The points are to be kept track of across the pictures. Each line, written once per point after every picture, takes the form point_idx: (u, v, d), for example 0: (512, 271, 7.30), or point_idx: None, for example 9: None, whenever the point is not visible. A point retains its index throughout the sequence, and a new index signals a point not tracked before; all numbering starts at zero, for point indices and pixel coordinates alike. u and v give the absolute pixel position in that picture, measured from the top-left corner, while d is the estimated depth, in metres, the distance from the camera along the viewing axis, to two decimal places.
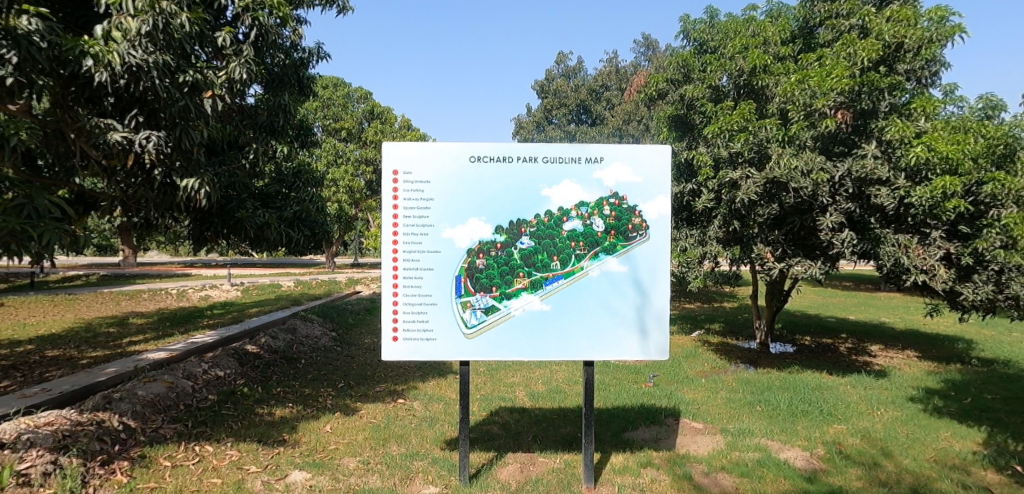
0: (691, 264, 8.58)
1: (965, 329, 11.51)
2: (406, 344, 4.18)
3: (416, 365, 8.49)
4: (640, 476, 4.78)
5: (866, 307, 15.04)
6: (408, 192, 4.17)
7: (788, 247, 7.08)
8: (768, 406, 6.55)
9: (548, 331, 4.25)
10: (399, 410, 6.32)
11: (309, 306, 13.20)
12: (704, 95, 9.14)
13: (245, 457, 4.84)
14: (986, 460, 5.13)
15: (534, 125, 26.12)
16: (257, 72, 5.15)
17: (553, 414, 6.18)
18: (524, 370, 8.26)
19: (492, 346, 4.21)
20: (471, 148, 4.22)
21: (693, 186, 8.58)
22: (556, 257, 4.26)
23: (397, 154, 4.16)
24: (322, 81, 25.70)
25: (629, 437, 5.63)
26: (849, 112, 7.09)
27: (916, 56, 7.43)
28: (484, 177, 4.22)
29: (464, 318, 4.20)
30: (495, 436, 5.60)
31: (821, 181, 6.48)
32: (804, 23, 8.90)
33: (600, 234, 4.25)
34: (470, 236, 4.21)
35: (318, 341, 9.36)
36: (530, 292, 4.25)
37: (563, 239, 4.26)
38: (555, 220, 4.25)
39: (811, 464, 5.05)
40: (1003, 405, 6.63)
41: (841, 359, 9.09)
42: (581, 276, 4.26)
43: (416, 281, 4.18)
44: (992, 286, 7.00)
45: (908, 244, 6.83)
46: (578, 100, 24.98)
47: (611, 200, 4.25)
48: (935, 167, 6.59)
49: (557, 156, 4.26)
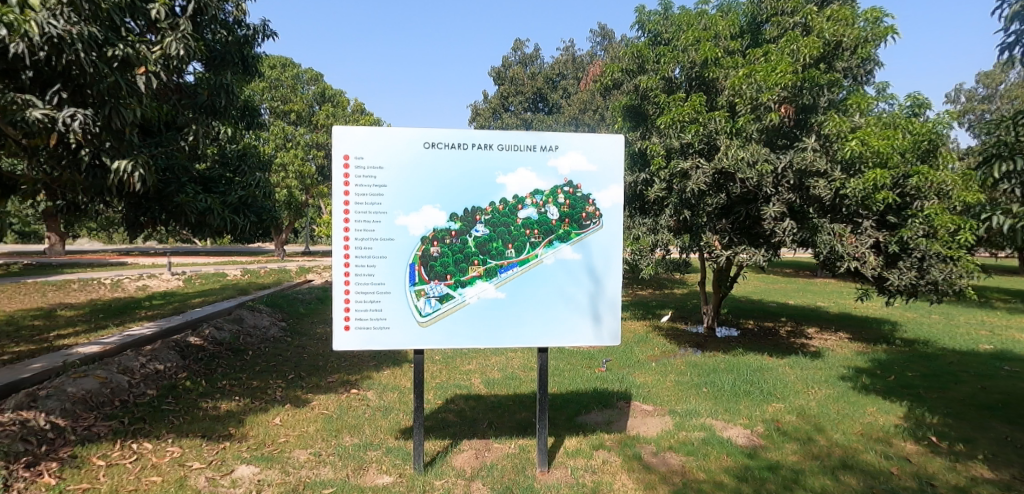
0: (643, 252, 8.74)
1: (890, 312, 12.33)
2: (358, 334, 4.20)
3: (370, 354, 8.50)
4: (593, 459, 4.98)
5: (803, 292, 15.86)
6: (360, 178, 4.18)
7: (735, 235, 7.51)
8: (713, 388, 6.87)
9: (504, 319, 4.36)
10: (353, 400, 6.33)
11: (255, 296, 12.86)
12: (658, 86, 9.28)
13: (188, 454, 4.78)
14: (906, 433, 5.56)
15: (490, 112, 26.05)
16: (196, 48, 5.06)
17: (509, 400, 6.33)
18: (480, 357, 8.36)
19: (446, 335, 4.30)
20: (425, 134, 4.26)
21: (646, 176, 8.83)
22: (510, 245, 4.36)
23: (349, 137, 4.15)
24: (269, 61, 24.89)
25: (583, 420, 5.84)
26: (792, 106, 7.43)
27: (852, 55, 7.89)
28: (438, 162, 4.27)
29: (418, 307, 4.26)
30: (451, 423, 5.71)
31: (765, 173, 6.90)
32: (752, 19, 9.31)
33: (554, 222, 4.37)
34: (424, 224, 4.26)
35: (266, 332, 9.23)
36: (484, 280, 4.35)
37: (518, 227, 4.36)
38: (510, 208, 4.35)
39: (752, 441, 5.38)
40: (923, 381, 7.16)
41: (781, 341, 9.60)
42: (535, 263, 4.38)
43: (368, 269, 4.20)
44: (915, 272, 7.41)
45: (842, 233, 7.19)
46: (534, 88, 24.99)
47: (565, 189, 4.38)
48: (868, 160, 7.01)
49: (512, 144, 4.35)
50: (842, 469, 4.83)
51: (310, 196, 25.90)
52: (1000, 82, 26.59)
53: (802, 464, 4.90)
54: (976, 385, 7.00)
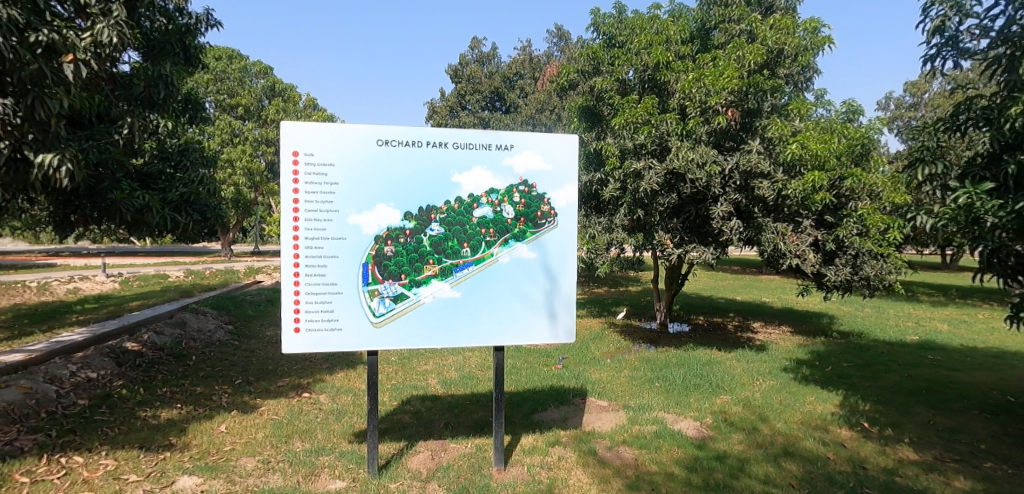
0: (598, 250, 8.93)
1: (829, 306, 13.01)
2: (308, 336, 4.18)
3: (324, 357, 8.42)
4: (548, 455, 5.10)
5: (750, 288, 16.53)
6: (310, 175, 4.15)
7: (685, 234, 7.84)
8: (665, 382, 7.11)
9: (460, 318, 4.43)
10: (304, 404, 6.28)
11: (201, 298, 12.48)
12: (612, 87, 9.47)
13: (124, 466, 4.66)
14: (841, 419, 5.91)
15: (447, 110, 25.98)
16: (130, 36, 4.91)
17: (465, 400, 6.41)
18: (437, 357, 8.39)
19: (401, 335, 4.34)
20: (378, 131, 4.27)
21: (601, 175, 9.06)
22: (466, 244, 4.44)
23: (297, 134, 4.12)
24: (214, 53, 24.11)
25: (539, 418, 5.97)
26: (737, 110, 7.84)
27: (794, 62, 8.29)
28: (391, 160, 4.30)
29: (372, 307, 4.28)
30: (407, 425, 5.73)
31: (714, 174, 7.20)
32: (702, 25, 9.68)
33: (510, 221, 4.47)
34: (377, 222, 4.28)
35: (211, 336, 9.00)
36: (439, 279, 4.41)
37: (474, 226, 4.44)
38: (465, 207, 4.42)
39: (701, 432, 5.61)
40: (856, 370, 7.61)
41: (729, 336, 10.01)
42: (491, 262, 4.47)
43: (319, 269, 4.19)
44: (850, 268, 7.87)
45: (785, 232, 7.56)
46: (491, 87, 25.01)
47: (521, 188, 4.49)
48: (807, 163, 7.37)
49: (467, 142, 4.42)
50: (784, 456, 5.11)
51: (259, 194, 25.24)
52: (924, 91, 27.73)
53: (747, 453, 5.16)
54: (903, 373, 7.48)
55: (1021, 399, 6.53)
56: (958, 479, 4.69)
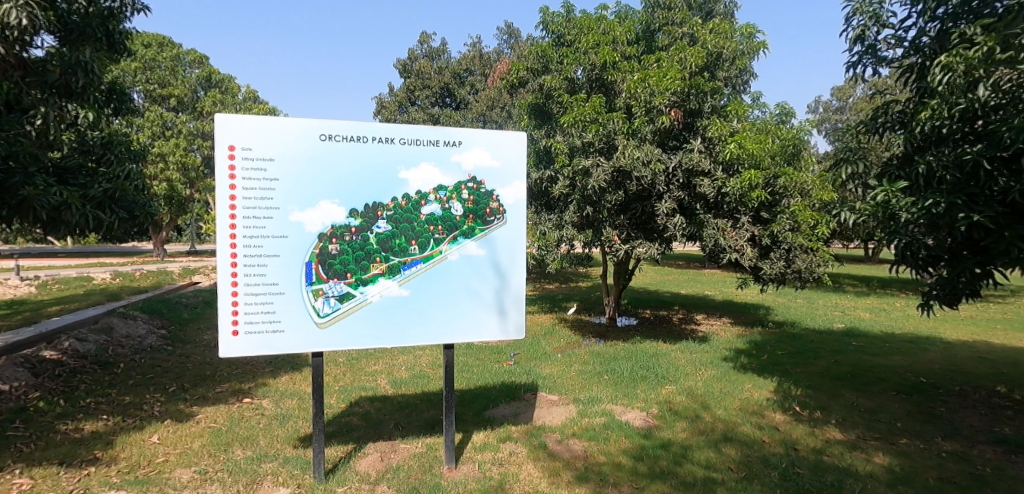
0: (549, 248, 8.91)
1: (765, 298, 13.67)
2: (247, 339, 4.09)
3: (266, 360, 8.24)
4: (500, 451, 5.19)
5: (694, 282, 17.15)
6: (248, 170, 4.06)
7: (632, 230, 8.10)
8: (614, 375, 7.33)
9: (409, 317, 4.45)
10: (245, 411, 6.16)
11: (131, 302, 11.94)
12: (561, 86, 9.61)
13: (42, 484, 4.48)
14: (775, 404, 6.27)
15: (396, 105, 25.67)
16: (42, 19, 4.76)
17: (416, 399, 6.43)
18: (387, 357, 8.35)
19: (348, 335, 4.32)
20: (321, 126, 4.24)
21: (551, 173, 9.22)
22: (414, 241, 4.47)
23: (233, 128, 4.02)
24: (142, 40, 22.95)
25: (491, 414, 6.05)
26: (680, 110, 8.13)
27: (732, 65, 8.71)
28: (335, 156, 4.27)
29: (316, 308, 4.24)
30: (355, 427, 5.71)
31: (658, 172, 7.51)
32: (647, 27, 9.96)
33: (458, 218, 4.54)
34: (321, 219, 4.24)
35: (142, 341, 8.67)
36: (387, 278, 4.41)
37: (422, 223, 4.47)
38: (413, 204, 4.45)
39: (647, 422, 5.84)
40: (789, 358, 8.08)
41: (673, 328, 10.41)
42: (440, 259, 4.51)
43: (258, 269, 4.09)
44: (784, 262, 8.32)
45: (725, 228, 7.92)
46: (441, 82, 24.66)
47: (469, 185, 4.56)
48: (744, 162, 7.72)
49: (414, 138, 4.45)
50: (723, 441, 5.38)
51: (196, 191, 24.26)
52: (849, 95, 29.39)
53: (690, 440, 5.41)
54: (831, 359, 7.98)
55: (932, 380, 7.10)
56: (878, 455, 5.08)
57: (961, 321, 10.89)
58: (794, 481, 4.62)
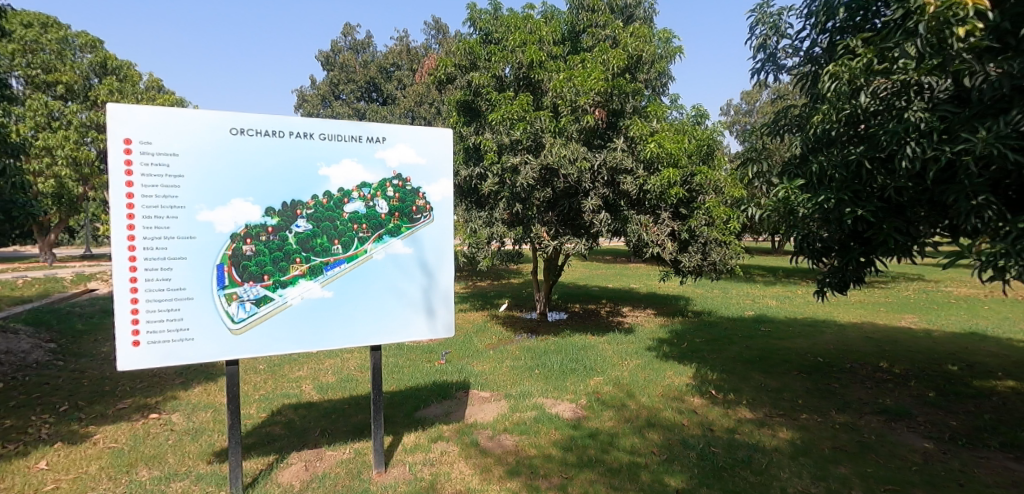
0: (479, 245, 8.98)
1: (685, 289, 14.40)
2: (150, 349, 3.87)
3: (175, 372, 7.86)
4: (431, 451, 5.22)
5: (620, 276, 17.79)
6: (147, 166, 3.84)
7: (559, 226, 8.41)
8: (544, 369, 7.54)
9: (333, 319, 4.36)
10: (151, 427, 5.87)
11: (16, 312, 10.97)
12: (489, 83, 9.64)
13: None
14: (694, 389, 6.67)
15: (319, 99, 25.07)
16: None
17: (344, 404, 6.35)
18: (312, 361, 8.17)
19: (267, 340, 4.19)
20: (232, 119, 4.08)
21: (480, 170, 9.25)
22: (336, 241, 4.38)
23: (130, 120, 3.80)
24: (22, 19, 20.91)
25: (421, 415, 6.07)
26: (604, 110, 8.41)
27: (651, 68, 9.18)
28: (248, 151, 4.11)
29: (229, 313, 4.08)
30: (277, 437, 5.56)
31: (584, 170, 7.75)
32: (572, 28, 10.21)
33: (383, 216, 4.51)
34: (233, 219, 4.07)
35: (28, 358, 8.04)
36: (308, 279, 4.30)
37: (344, 222, 4.39)
38: (335, 202, 4.37)
39: (576, 413, 6.06)
40: (706, 344, 8.59)
41: (601, 320, 10.81)
42: (365, 259, 4.46)
43: (162, 273, 3.89)
44: (700, 255, 8.83)
45: (647, 223, 8.30)
46: (367, 77, 24.49)
47: (394, 182, 4.54)
48: (664, 161, 8.10)
49: (334, 133, 4.37)
50: (647, 427, 5.68)
51: (95, 189, 22.55)
52: (756, 101, 31.24)
53: (616, 428, 5.67)
54: (743, 345, 8.54)
55: (828, 359, 7.77)
56: (782, 430, 5.53)
57: (852, 306, 11.95)
58: (709, 460, 4.95)
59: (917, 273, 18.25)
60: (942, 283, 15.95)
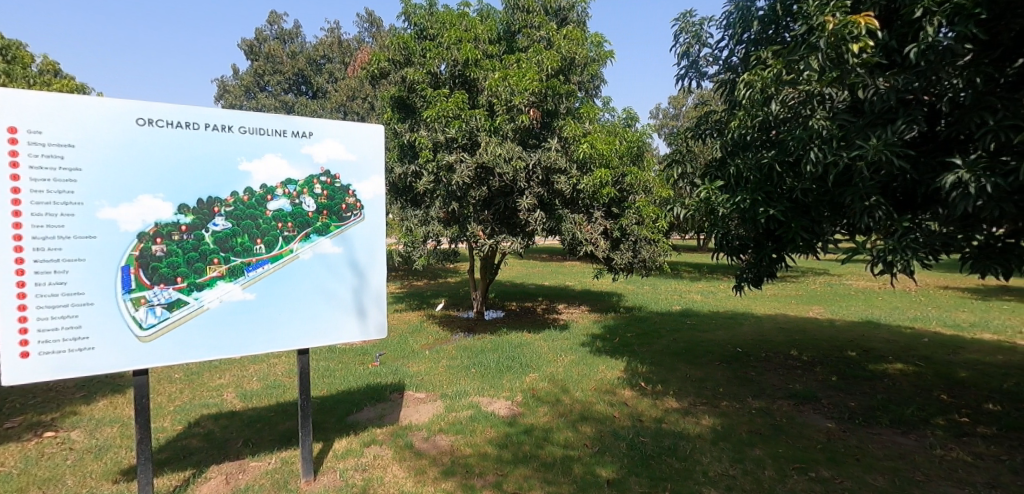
0: (416, 244, 9.04)
1: (617, 286, 14.84)
2: (42, 360, 3.56)
3: (77, 384, 7.35)
4: (363, 456, 5.16)
5: (555, 274, 18.10)
6: (36, 158, 3.53)
7: (495, 225, 8.48)
8: (481, 367, 7.60)
9: (257, 322, 4.21)
10: (47, 447, 5.49)
11: None
12: (424, 79, 9.49)
13: None
14: (625, 382, 6.91)
15: (242, 91, 24.27)
16: None
17: (269, 412, 6.16)
18: (235, 368, 7.87)
19: (183, 345, 3.98)
20: (139, 108, 3.83)
21: (416, 168, 9.18)
22: (259, 240, 4.23)
23: (14, 107, 3.46)
24: None
25: (354, 419, 5.98)
26: (538, 110, 8.56)
27: (584, 71, 9.42)
28: (157, 143, 3.89)
29: (138, 319, 3.84)
30: (195, 450, 5.31)
31: (519, 169, 7.89)
32: (507, 27, 10.33)
33: (311, 214, 4.40)
34: (141, 217, 3.83)
35: None
36: (227, 281, 4.12)
37: (268, 220, 4.25)
38: (257, 199, 4.22)
39: (512, 410, 6.16)
40: (636, 339, 8.92)
41: (537, 318, 10.99)
42: (291, 259, 4.34)
43: (56, 276, 3.58)
44: (631, 253, 9.16)
45: (580, 222, 8.52)
46: (295, 68, 23.74)
47: (322, 179, 4.45)
48: (596, 161, 8.33)
49: (256, 127, 4.22)
50: (580, 421, 5.85)
51: None
52: (682, 105, 32.44)
53: (551, 423, 5.80)
54: (670, 338, 8.91)
55: (746, 349, 8.23)
56: (705, 417, 5.83)
57: (768, 298, 12.70)
58: (639, 449, 5.16)
59: (824, 269, 19.57)
60: (846, 276, 17.24)
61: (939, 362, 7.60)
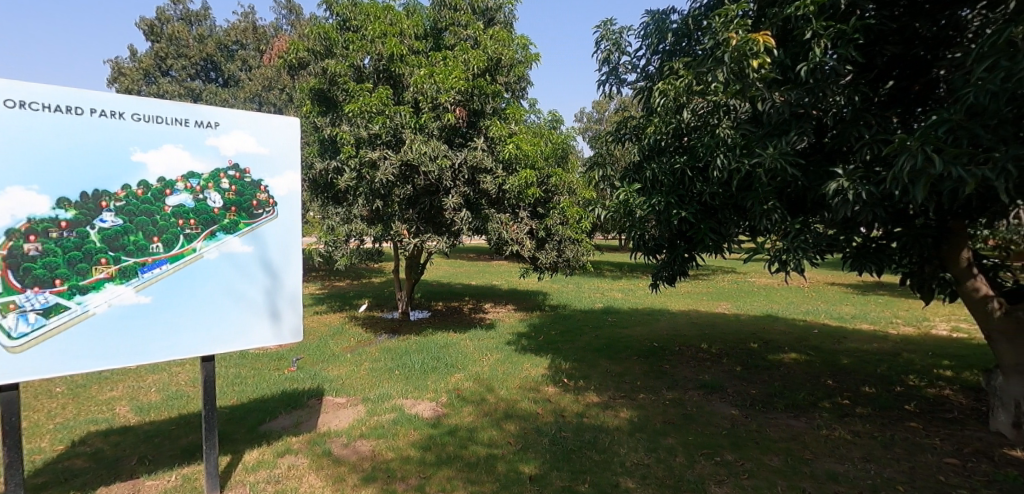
0: (338, 243, 8.78)
1: (542, 284, 15.06)
2: None
3: None
4: (276, 467, 4.96)
5: (481, 273, 18.13)
6: None
7: (420, 224, 8.40)
8: (404, 369, 7.50)
9: (155, 327, 3.95)
10: None
11: None
12: (346, 73, 9.22)
13: None
14: (548, 379, 7.03)
15: (139, 74, 21.22)
16: None
17: (170, 425, 5.80)
18: (130, 379, 7.35)
19: (66, 354, 3.66)
20: (11, 88, 3.47)
21: (337, 164, 8.91)
22: (156, 239, 3.97)
23: None
24: None
25: (267, 428, 5.74)
26: (464, 109, 8.52)
27: (510, 72, 9.48)
28: (33, 129, 3.54)
29: (8, 326, 3.48)
30: (81, 471, 4.92)
31: (445, 167, 7.82)
32: (434, 24, 10.22)
33: (216, 211, 4.18)
34: (12, 211, 3.47)
35: None
36: (118, 283, 3.84)
37: (166, 216, 3.99)
38: (153, 194, 3.95)
39: (436, 411, 6.11)
40: (560, 336, 9.10)
41: (463, 317, 10.97)
42: (193, 258, 4.09)
43: None
44: (556, 252, 9.33)
45: (506, 221, 8.55)
46: (202, 53, 22.03)
47: (230, 173, 4.24)
48: (521, 162, 8.34)
49: (154, 115, 3.95)
50: (505, 419, 5.89)
51: None
52: (605, 110, 33.33)
53: (475, 422, 5.81)
54: (592, 335, 9.15)
55: (662, 344, 8.58)
56: (623, 410, 6.03)
57: (683, 295, 13.30)
58: (561, 444, 5.25)
59: (731, 267, 20.77)
60: (749, 274, 18.36)
61: (826, 350, 8.24)
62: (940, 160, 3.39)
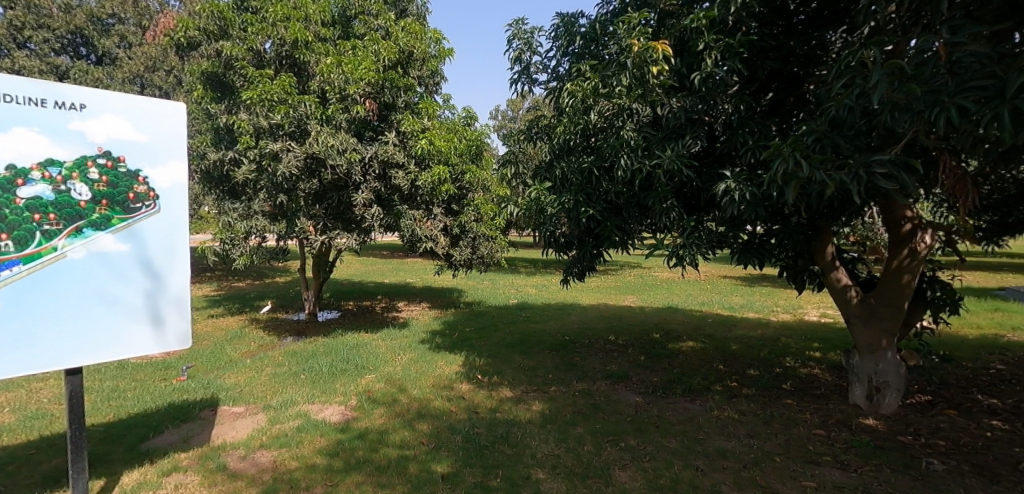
0: (236, 240, 8.16)
1: (458, 281, 14.94)
2: None
3: None
4: (162, 487, 4.56)
5: (395, 271, 17.71)
6: None
7: (328, 220, 8.05)
8: (311, 372, 7.16)
9: (7, 337, 3.51)
10: None
11: None
12: (244, 56, 8.65)
13: None
14: (462, 376, 6.96)
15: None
16: None
17: (27, 450, 5.19)
18: None
19: None
20: None
21: (234, 154, 8.35)
22: (5, 236, 3.50)
23: None
24: None
25: (150, 446, 5.27)
26: (374, 102, 8.26)
27: (423, 66, 9.26)
28: None
29: None
30: None
31: (354, 161, 7.58)
32: (343, 10, 9.58)
33: (82, 204, 3.75)
34: None
35: None
36: None
37: (17, 209, 3.53)
38: (2, 183, 3.49)
39: (345, 415, 5.88)
40: (474, 333, 9.04)
41: (376, 317, 10.65)
42: (55, 258, 3.66)
43: None
44: (470, 249, 9.26)
45: (420, 218, 8.36)
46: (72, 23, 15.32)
47: (100, 161, 3.82)
48: (434, 158, 8.19)
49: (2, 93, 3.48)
50: (417, 419, 5.76)
51: None
52: (519, 108, 33.59)
53: (386, 424, 5.63)
54: (507, 330, 9.17)
55: (573, 338, 8.74)
56: (535, 403, 6.07)
57: (592, 290, 13.65)
58: (473, 441, 5.20)
59: (638, 262, 21.61)
60: (654, 268, 19.18)
61: (719, 337, 8.75)
62: (807, 165, 3.65)
